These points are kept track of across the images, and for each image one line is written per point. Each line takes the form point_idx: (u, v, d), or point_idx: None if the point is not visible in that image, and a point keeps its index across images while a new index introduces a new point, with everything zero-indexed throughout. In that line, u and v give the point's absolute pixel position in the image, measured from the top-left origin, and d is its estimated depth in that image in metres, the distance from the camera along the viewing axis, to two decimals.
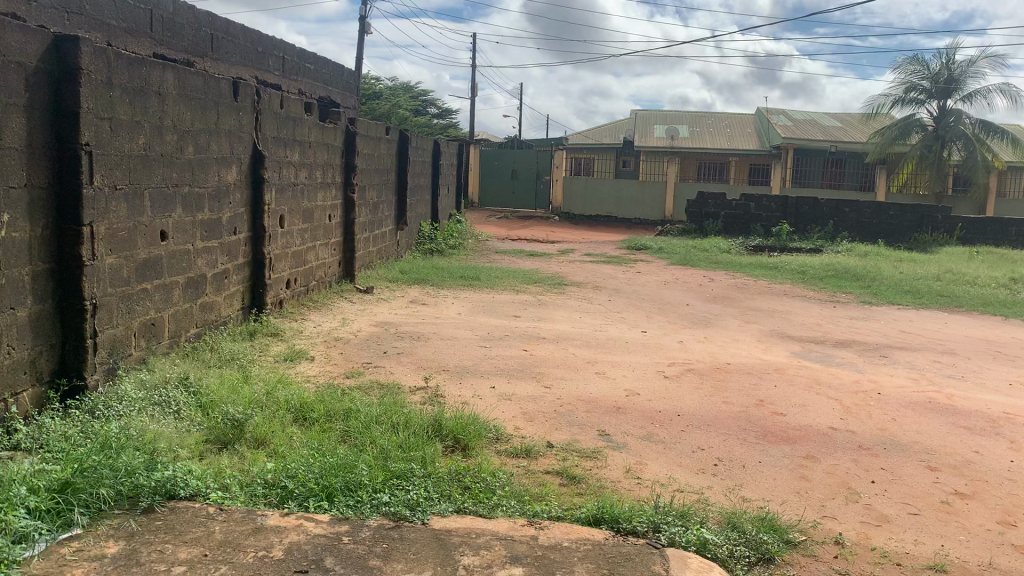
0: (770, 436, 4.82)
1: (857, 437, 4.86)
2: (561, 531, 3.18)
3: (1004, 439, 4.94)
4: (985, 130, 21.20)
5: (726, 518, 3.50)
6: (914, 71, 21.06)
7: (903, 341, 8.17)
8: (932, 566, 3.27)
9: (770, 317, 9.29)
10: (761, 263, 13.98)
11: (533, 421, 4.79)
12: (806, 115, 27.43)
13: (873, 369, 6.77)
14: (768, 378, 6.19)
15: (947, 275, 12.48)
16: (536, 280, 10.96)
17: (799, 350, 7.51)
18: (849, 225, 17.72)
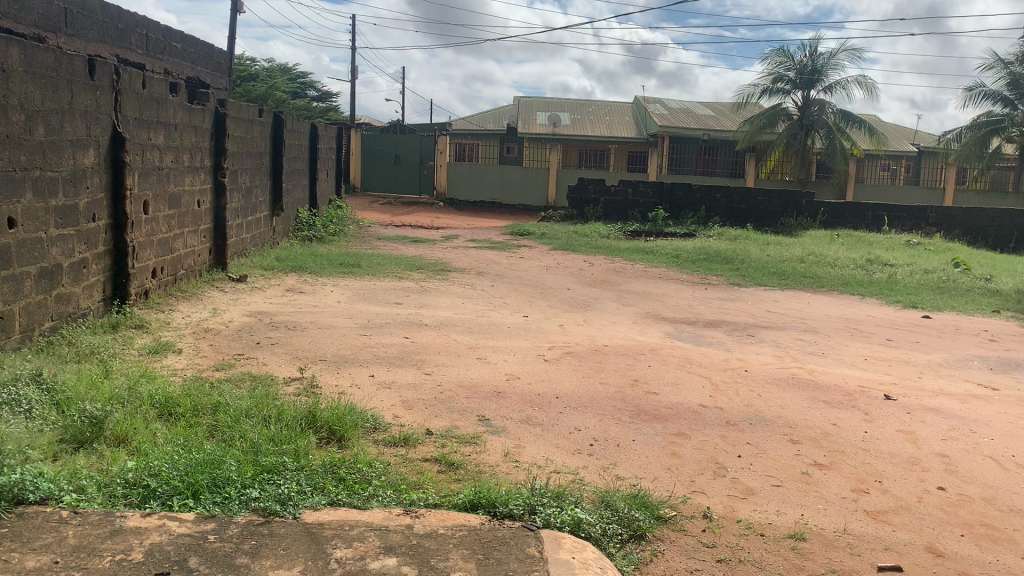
0: (643, 414, 4.94)
1: (725, 413, 5.05)
2: (437, 518, 3.16)
3: (859, 411, 5.25)
4: (845, 120, 22.48)
5: (599, 497, 3.56)
6: (781, 63, 22.01)
7: (769, 320, 8.57)
8: (792, 535, 3.43)
9: (645, 300, 9.53)
10: (637, 248, 14.35)
11: (411, 409, 4.75)
12: (681, 104, 28.29)
13: (741, 347, 7.06)
14: (643, 359, 6.36)
15: (810, 257, 13.13)
16: (419, 266, 10.88)
17: (673, 331, 7.74)
18: (720, 210, 18.41)
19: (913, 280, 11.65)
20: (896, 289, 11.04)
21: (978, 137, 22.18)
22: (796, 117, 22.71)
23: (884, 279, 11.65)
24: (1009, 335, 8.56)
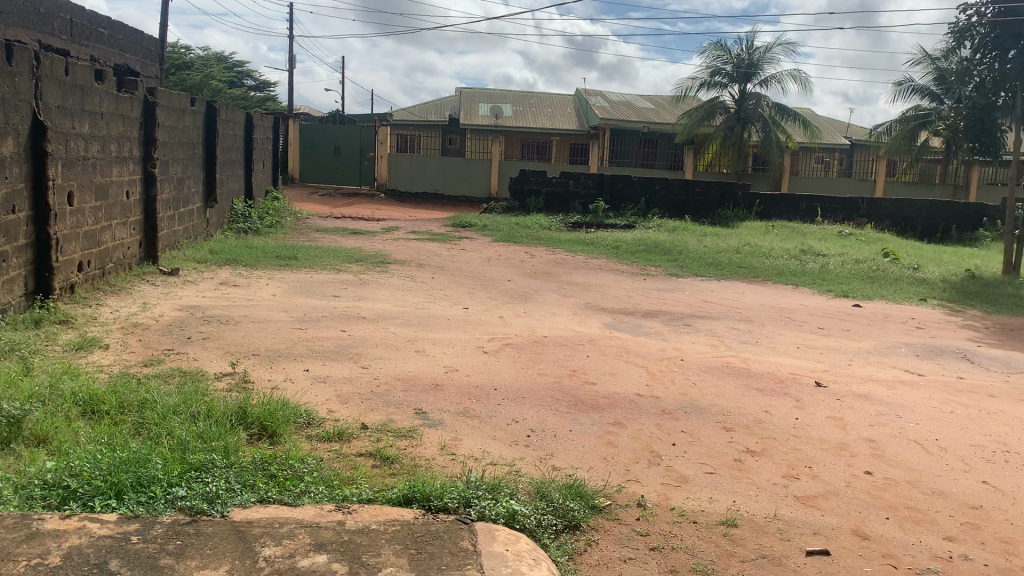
0: (580, 404, 4.96)
1: (660, 402, 5.10)
2: (369, 514, 3.12)
3: (790, 398, 5.36)
4: (781, 113, 23.07)
5: (535, 488, 3.56)
6: (718, 56, 22.33)
7: (705, 309, 8.69)
8: (724, 521, 3.47)
9: (585, 291, 9.57)
10: (578, 239, 14.42)
11: (346, 403, 4.68)
12: (621, 97, 28.51)
13: (678, 337, 7.15)
14: (581, 349, 6.38)
15: (746, 248, 13.36)
16: (358, 258, 10.75)
17: (611, 321, 7.79)
18: (659, 202, 18.61)
19: (844, 269, 11.94)
20: (828, 278, 11.30)
21: (905, 131, 23.77)
22: (733, 110, 23.21)
23: (817, 269, 11.91)
24: (935, 322, 8.83)
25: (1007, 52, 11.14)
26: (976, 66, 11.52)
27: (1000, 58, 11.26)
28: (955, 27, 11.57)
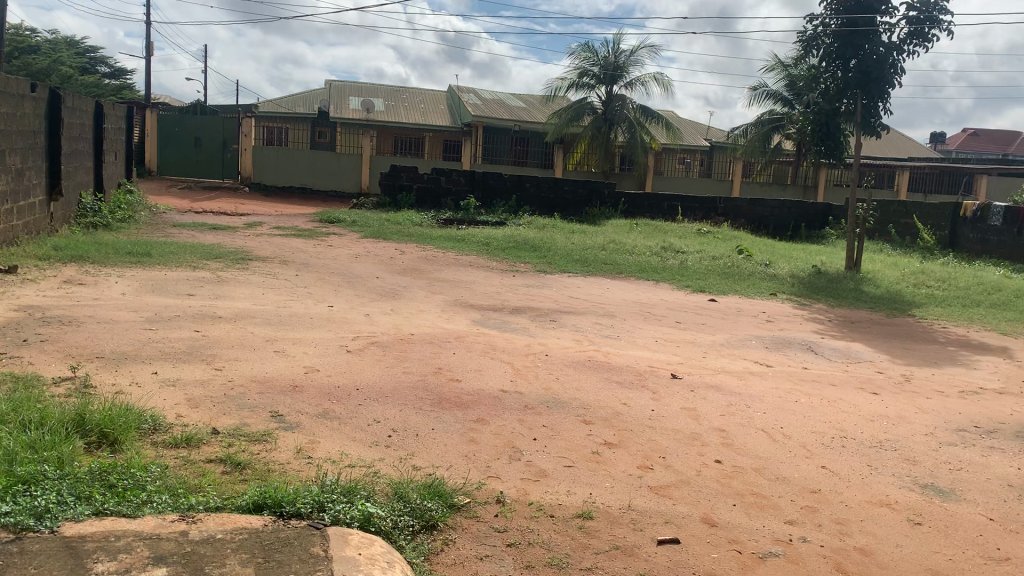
0: (443, 402, 4.93)
1: (524, 397, 5.13)
2: (215, 522, 2.98)
3: (648, 391, 5.51)
4: (645, 115, 23.80)
5: (393, 489, 3.50)
6: (586, 58, 22.79)
7: (571, 305, 8.83)
8: (579, 515, 3.52)
9: (453, 288, 9.55)
10: (449, 235, 14.39)
11: (197, 408, 4.47)
12: (493, 95, 28.65)
13: (544, 333, 7.23)
14: (447, 347, 6.36)
15: (611, 245, 13.68)
16: (218, 254, 10.33)
17: (479, 318, 7.80)
18: (530, 199, 18.81)
19: (703, 266, 12.44)
20: (687, 274, 11.74)
21: (760, 134, 24.99)
22: (600, 110, 23.75)
23: (677, 266, 12.34)
24: (784, 316, 9.32)
25: (849, 62, 11.88)
26: (822, 73, 12.25)
27: (842, 67, 11.99)
28: (803, 36, 12.23)
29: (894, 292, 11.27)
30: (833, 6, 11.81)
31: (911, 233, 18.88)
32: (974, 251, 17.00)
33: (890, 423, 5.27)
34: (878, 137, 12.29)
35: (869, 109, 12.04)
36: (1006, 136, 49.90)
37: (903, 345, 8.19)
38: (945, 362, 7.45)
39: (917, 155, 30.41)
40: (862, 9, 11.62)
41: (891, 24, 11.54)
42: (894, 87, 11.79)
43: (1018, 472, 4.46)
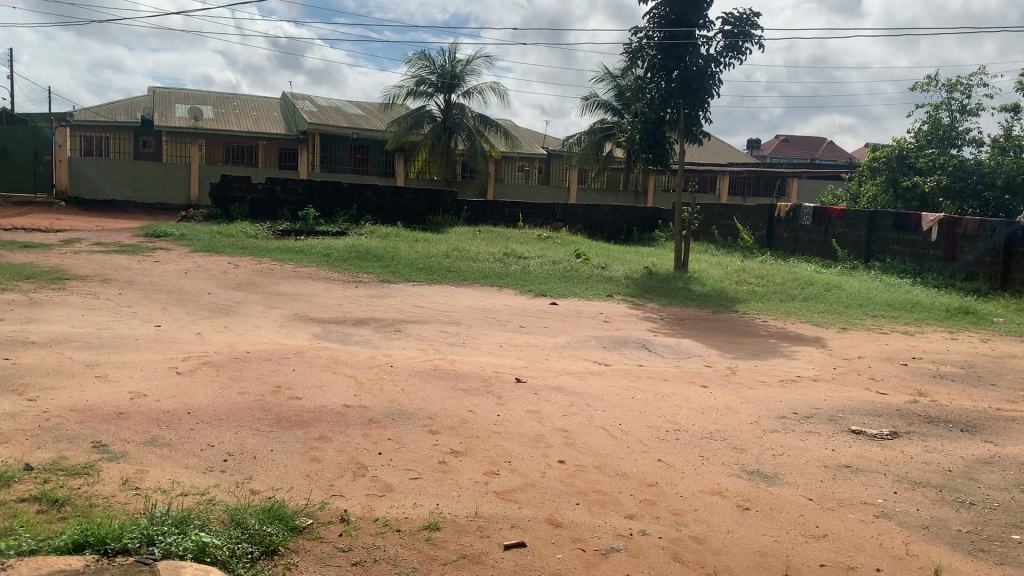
0: (283, 422, 4.76)
1: (367, 411, 5.05)
2: (30, 567, 2.74)
3: (493, 396, 5.56)
4: (483, 123, 24.08)
5: (229, 515, 3.35)
6: (422, 66, 22.79)
7: (415, 314, 8.80)
8: (426, 526, 3.50)
9: (293, 301, 9.27)
10: (287, 247, 13.97)
11: (7, 443, 4.10)
12: (329, 102, 28.12)
13: (387, 344, 7.15)
14: (287, 363, 6.15)
15: (454, 252, 13.72)
16: (29, 275, 9.53)
17: (319, 332, 7.61)
18: (371, 208, 18.45)
19: (543, 270, 12.72)
20: (529, 279, 11.98)
21: (593, 142, 25.75)
22: (439, 118, 23.83)
23: (519, 271, 12.53)
24: (620, 316, 9.67)
25: (671, 73, 12.54)
26: (647, 83, 12.78)
27: (666, 78, 12.61)
28: (629, 48, 12.72)
29: (720, 290, 11.95)
30: (655, 20, 12.39)
31: (732, 234, 20.12)
32: (789, 249, 18.30)
33: (719, 414, 5.57)
34: (699, 144, 13.03)
35: (690, 118, 12.79)
36: (809, 142, 54.17)
37: (729, 339, 8.69)
38: (767, 354, 7.97)
39: (736, 161, 32.44)
40: (682, 23, 12.28)
41: (708, 38, 12.25)
42: (712, 98, 12.57)
43: (832, 453, 4.82)
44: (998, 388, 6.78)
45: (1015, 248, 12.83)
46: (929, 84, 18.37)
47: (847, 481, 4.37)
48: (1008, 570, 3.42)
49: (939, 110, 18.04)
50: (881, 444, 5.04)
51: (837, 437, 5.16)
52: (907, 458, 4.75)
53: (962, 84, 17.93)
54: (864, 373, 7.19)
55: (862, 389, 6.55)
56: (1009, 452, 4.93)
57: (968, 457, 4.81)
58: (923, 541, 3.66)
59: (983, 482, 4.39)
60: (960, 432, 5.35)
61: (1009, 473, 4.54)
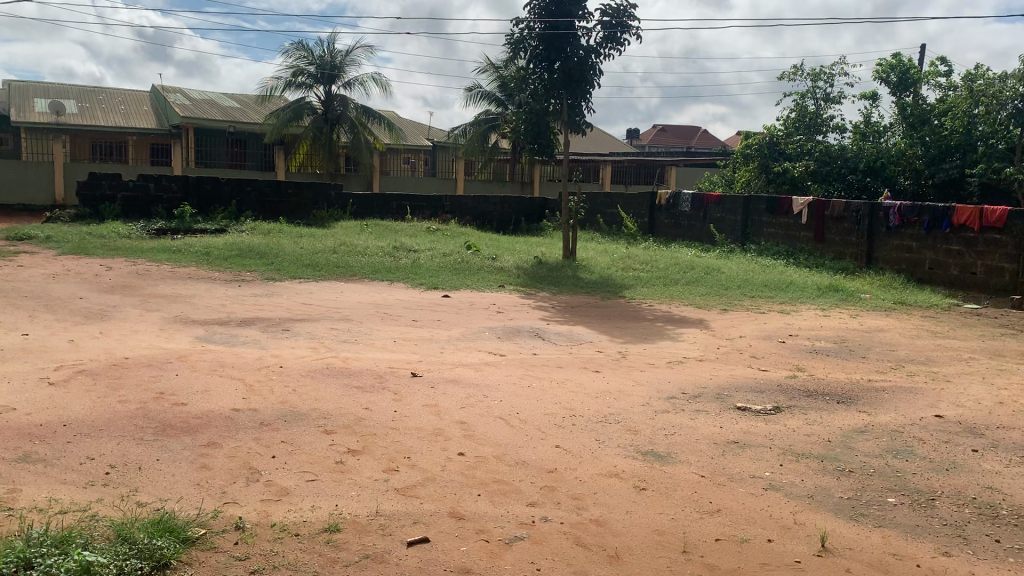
0: (168, 430, 4.55)
1: (258, 415, 4.89)
2: None
3: (389, 392, 5.49)
4: (367, 115, 23.70)
5: (115, 532, 3.17)
6: (300, 57, 22.20)
7: (303, 312, 8.59)
8: (326, 528, 3.42)
9: (172, 303, 8.88)
10: (163, 247, 13.36)
11: None
12: (203, 95, 27.03)
13: (276, 343, 6.95)
14: (169, 368, 5.89)
15: (341, 247, 13.46)
16: None
17: (202, 334, 7.32)
18: (251, 204, 17.87)
19: (433, 263, 12.65)
20: (419, 272, 11.90)
21: (478, 133, 25.76)
22: (320, 110, 23.30)
23: (409, 264, 12.43)
24: (512, 306, 9.72)
25: (553, 64, 12.67)
26: (530, 74, 12.85)
27: (548, 69, 12.74)
28: (511, 39, 12.76)
29: (607, 276, 12.20)
30: (535, 11, 12.50)
31: (617, 222, 20.54)
32: (671, 235, 18.85)
33: (613, 398, 5.68)
34: (583, 134, 13.23)
35: (573, 108, 12.98)
36: (685, 130, 55.90)
37: (618, 325, 8.88)
38: (655, 337, 8.19)
39: (617, 150, 33.14)
40: (562, 14, 12.43)
41: (587, 28, 12.45)
42: (594, 88, 12.80)
43: (721, 430, 5.00)
44: (868, 360, 7.20)
45: (877, 229, 13.65)
46: (795, 73, 19.23)
47: (737, 457, 4.53)
48: (886, 531, 3.63)
49: (805, 98, 18.93)
50: (765, 419, 5.26)
51: (725, 414, 5.35)
52: (789, 431, 4.98)
53: (825, 73, 18.87)
54: (746, 352, 7.49)
55: (745, 367, 6.82)
56: (881, 420, 5.25)
57: (845, 427, 5.08)
58: (809, 509, 3.84)
59: (860, 450, 4.65)
60: (837, 404, 5.65)
61: (882, 440, 4.82)
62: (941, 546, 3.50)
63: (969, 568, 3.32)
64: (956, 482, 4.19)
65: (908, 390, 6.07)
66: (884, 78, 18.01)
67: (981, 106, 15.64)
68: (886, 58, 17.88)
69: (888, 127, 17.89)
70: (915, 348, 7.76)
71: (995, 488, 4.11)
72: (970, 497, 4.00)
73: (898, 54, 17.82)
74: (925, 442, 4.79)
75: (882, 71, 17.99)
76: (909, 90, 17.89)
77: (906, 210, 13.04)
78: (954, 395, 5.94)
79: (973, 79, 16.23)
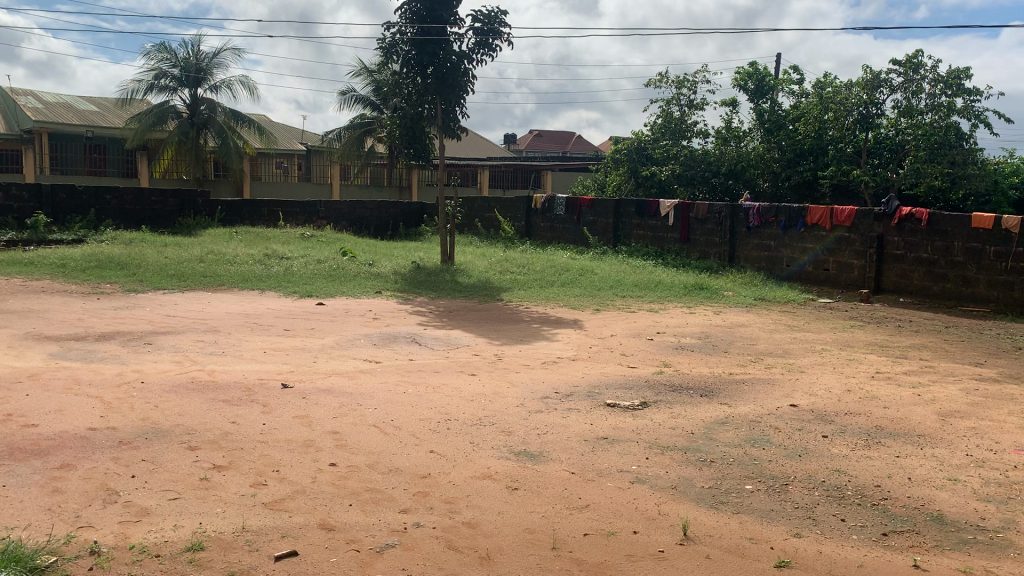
0: (16, 453, 4.28)
1: (117, 433, 4.67)
2: None
3: (258, 405, 5.35)
4: (235, 120, 22.87)
5: None
6: (163, 59, 21.31)
7: (168, 325, 8.25)
8: (189, 548, 3.31)
9: (23, 319, 8.33)
10: (12, 259, 12.49)
11: None
12: (56, 98, 25.46)
13: (137, 358, 6.66)
14: (18, 388, 5.53)
15: (209, 256, 13.00)
16: None
17: (56, 351, 6.91)
18: (111, 213, 17.01)
19: (308, 270, 12.41)
20: (292, 280, 11.65)
21: (353, 137, 25.38)
22: (186, 114, 22.43)
23: (282, 272, 12.14)
24: (389, 312, 9.66)
25: (426, 69, 12.67)
26: (403, 79, 12.79)
27: (421, 73, 12.73)
28: (382, 43, 12.68)
29: (484, 280, 12.29)
30: (406, 15, 12.48)
31: (494, 226, 20.71)
32: (547, 238, 19.16)
33: (487, 400, 5.74)
34: (458, 139, 13.28)
35: (447, 113, 12.99)
36: (560, 134, 56.91)
37: (495, 327, 8.96)
38: (530, 338, 8.31)
39: (493, 155, 33.44)
40: (433, 19, 12.46)
41: (459, 34, 12.50)
42: (467, 93, 12.86)
43: (592, 428, 5.13)
44: (729, 354, 7.55)
45: (739, 228, 14.34)
46: (660, 80, 19.91)
47: (605, 452, 4.67)
48: (744, 517, 3.82)
49: (670, 105, 19.63)
50: (634, 414, 5.43)
51: (595, 411, 5.50)
52: (656, 425, 5.16)
53: (688, 81, 19.64)
54: (616, 350, 7.72)
55: (615, 365, 7.03)
56: (740, 411, 5.52)
57: (707, 418, 5.32)
58: (672, 500, 4.00)
59: (720, 440, 4.88)
60: (700, 397, 5.90)
61: (741, 430, 5.07)
62: (793, 528, 3.72)
63: (817, 547, 3.55)
64: (808, 467, 4.45)
65: (766, 382, 6.41)
66: (743, 86, 18.90)
67: (829, 113, 16.46)
68: (744, 67, 18.78)
69: (747, 132, 18.73)
70: (773, 341, 8.21)
71: (842, 471, 4.39)
72: (820, 480, 4.26)
73: (754, 63, 18.74)
74: (780, 431, 5.07)
75: (740, 78, 18.88)
76: (766, 97, 18.83)
77: (764, 210, 13.76)
78: (807, 385, 6.31)
79: (823, 87, 17.25)
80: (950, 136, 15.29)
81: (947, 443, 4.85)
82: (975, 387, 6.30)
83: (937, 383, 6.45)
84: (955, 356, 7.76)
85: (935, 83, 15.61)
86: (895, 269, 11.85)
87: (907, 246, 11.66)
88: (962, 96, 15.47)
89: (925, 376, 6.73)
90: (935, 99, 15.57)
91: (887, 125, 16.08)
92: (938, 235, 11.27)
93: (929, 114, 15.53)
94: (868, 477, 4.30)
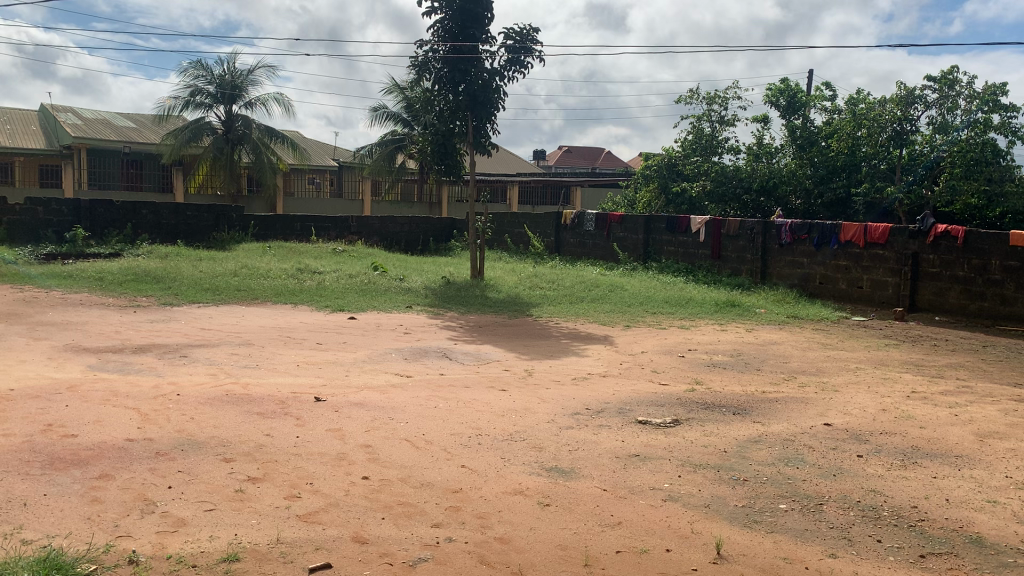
0: (56, 462, 4.36)
1: (154, 444, 4.74)
2: None
3: (291, 418, 5.40)
4: (269, 136, 23.29)
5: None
6: (199, 76, 21.69)
7: (203, 338, 8.36)
8: (225, 559, 3.35)
9: (61, 331, 8.48)
10: (52, 272, 12.77)
11: None
12: (95, 114, 25.99)
13: (173, 370, 6.76)
14: (58, 399, 5.63)
15: (243, 270, 13.19)
16: None
17: (94, 363, 7.03)
18: (147, 227, 17.27)
19: (339, 284, 12.53)
20: (325, 294, 11.78)
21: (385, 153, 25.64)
22: (221, 131, 22.77)
23: (313, 287, 12.28)
24: (419, 326, 9.71)
25: (457, 86, 12.70)
26: (435, 96, 12.88)
27: (453, 91, 12.77)
28: (415, 61, 12.79)
29: (514, 296, 12.30)
30: (439, 33, 12.63)
31: (523, 241, 20.72)
32: (576, 254, 19.16)
33: (517, 416, 5.73)
34: (488, 155, 13.30)
35: (478, 129, 13.06)
36: (592, 151, 56.87)
37: (524, 342, 8.95)
38: (560, 354, 8.33)
39: (523, 171, 33.47)
40: (466, 37, 12.61)
41: (491, 52, 12.59)
42: (498, 110, 12.89)
43: (623, 444, 5.11)
44: (762, 372, 7.51)
45: (771, 244, 14.25)
46: (691, 97, 19.84)
47: (637, 469, 4.65)
48: (778, 537, 3.78)
49: (701, 121, 19.56)
50: (665, 432, 5.41)
51: (626, 429, 5.47)
52: (688, 443, 5.13)
53: (719, 97, 19.53)
54: (647, 366, 7.68)
55: (647, 382, 6.99)
56: (773, 430, 5.46)
57: (740, 437, 5.27)
58: (706, 518, 3.98)
59: (753, 459, 4.84)
60: (732, 416, 5.85)
61: (775, 449, 5.03)
62: (828, 548, 3.68)
63: (853, 568, 3.50)
64: (842, 487, 4.40)
65: (799, 400, 6.36)
66: (774, 102, 18.81)
67: (862, 130, 16.34)
68: (776, 83, 18.70)
69: (779, 148, 18.59)
70: (806, 360, 8.13)
71: (877, 491, 4.34)
72: (855, 500, 4.22)
73: (786, 80, 18.64)
74: (814, 450, 5.02)
75: (772, 94, 18.80)
76: (797, 113, 18.71)
77: (797, 227, 13.68)
78: (841, 403, 6.24)
79: (856, 103, 17.11)
80: (986, 153, 15.10)
81: (985, 464, 4.78)
82: (1013, 408, 6.19)
83: (975, 403, 6.34)
84: (992, 376, 7.63)
85: (970, 100, 15.44)
86: (931, 287, 11.70)
87: (943, 264, 11.53)
88: (998, 113, 15.27)
89: (962, 396, 6.62)
90: (971, 115, 15.40)
91: (922, 141, 15.91)
92: (975, 253, 11.12)
93: (965, 130, 15.37)
94: (904, 498, 4.24)
